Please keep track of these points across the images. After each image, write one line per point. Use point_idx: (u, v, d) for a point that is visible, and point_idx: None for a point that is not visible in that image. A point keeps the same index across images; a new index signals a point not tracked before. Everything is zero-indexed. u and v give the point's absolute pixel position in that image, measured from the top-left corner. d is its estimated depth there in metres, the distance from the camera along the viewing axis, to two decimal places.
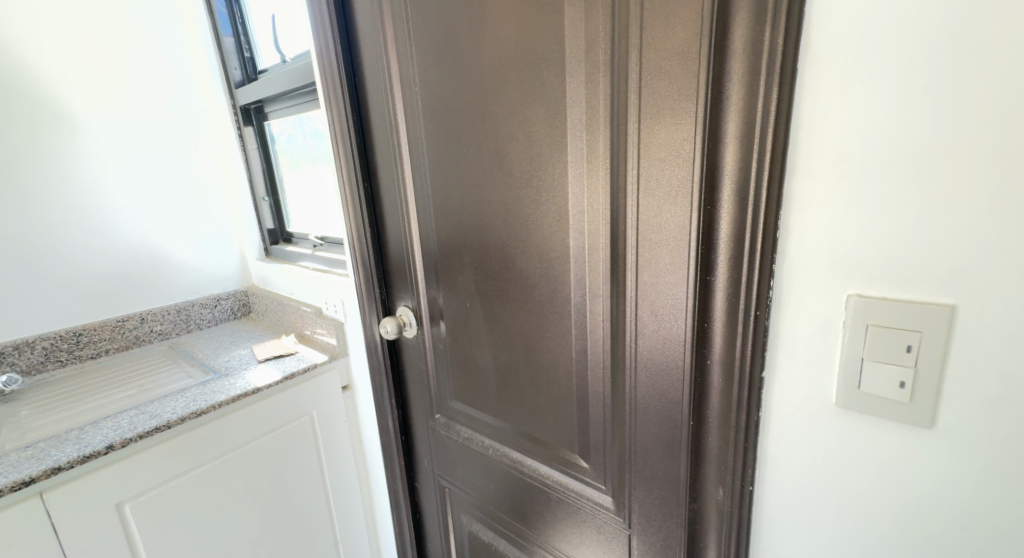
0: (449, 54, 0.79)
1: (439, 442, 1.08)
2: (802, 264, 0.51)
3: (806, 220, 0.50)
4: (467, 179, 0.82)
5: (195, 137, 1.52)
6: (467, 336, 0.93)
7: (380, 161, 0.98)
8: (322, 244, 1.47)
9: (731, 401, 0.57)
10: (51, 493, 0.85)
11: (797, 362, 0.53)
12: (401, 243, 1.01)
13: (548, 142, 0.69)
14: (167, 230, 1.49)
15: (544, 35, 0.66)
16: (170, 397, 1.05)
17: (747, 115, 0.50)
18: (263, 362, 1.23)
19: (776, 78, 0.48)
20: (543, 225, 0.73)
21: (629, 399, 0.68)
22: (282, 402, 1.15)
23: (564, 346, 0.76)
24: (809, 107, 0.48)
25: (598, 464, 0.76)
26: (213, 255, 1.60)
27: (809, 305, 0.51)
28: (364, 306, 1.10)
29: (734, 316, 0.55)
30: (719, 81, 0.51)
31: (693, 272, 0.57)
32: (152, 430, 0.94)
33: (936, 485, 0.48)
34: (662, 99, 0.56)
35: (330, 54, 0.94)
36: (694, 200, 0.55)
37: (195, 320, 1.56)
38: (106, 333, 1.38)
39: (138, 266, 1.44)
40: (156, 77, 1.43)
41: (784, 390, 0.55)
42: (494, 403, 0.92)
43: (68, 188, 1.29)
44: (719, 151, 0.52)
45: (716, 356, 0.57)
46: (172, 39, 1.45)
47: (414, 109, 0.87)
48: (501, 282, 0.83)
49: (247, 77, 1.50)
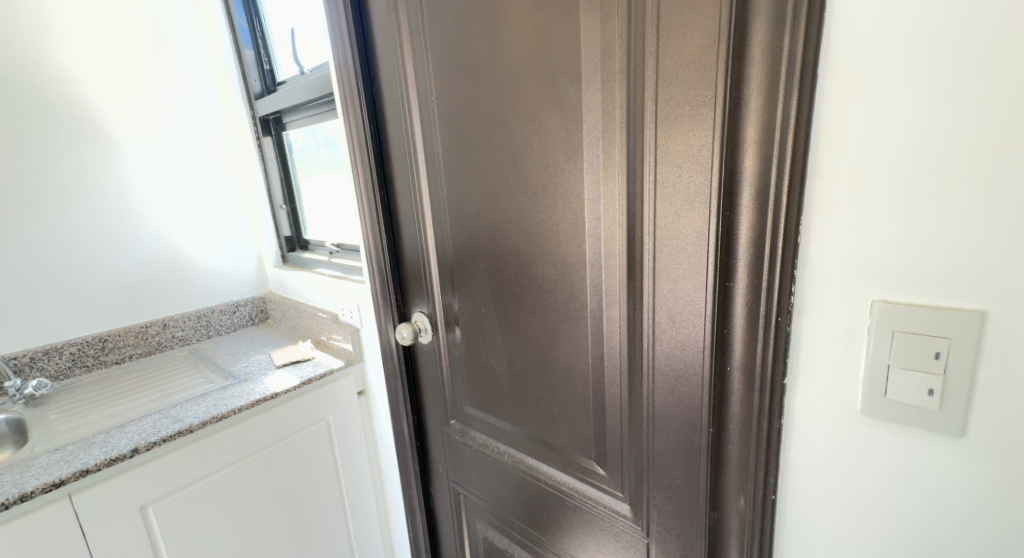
0: (465, 62, 0.79)
1: (454, 448, 1.08)
2: (823, 269, 0.50)
3: (827, 224, 0.49)
4: (482, 185, 0.83)
5: (215, 145, 1.56)
6: (481, 341, 0.93)
7: (395, 169, 0.99)
8: (338, 251, 1.49)
9: (752, 408, 0.56)
10: (79, 495, 0.87)
11: (820, 368, 0.52)
12: (416, 250, 1.01)
13: (564, 148, 0.70)
14: (189, 238, 1.52)
15: (560, 43, 0.66)
16: (191, 402, 1.07)
17: (766, 121, 0.50)
18: (281, 367, 1.24)
19: (795, 83, 0.48)
20: (560, 231, 0.74)
21: (647, 405, 0.68)
22: (299, 407, 1.16)
23: (580, 352, 0.76)
24: (829, 112, 0.47)
25: (616, 471, 0.76)
26: (232, 262, 1.63)
27: (832, 312, 0.51)
28: (379, 312, 1.11)
29: (756, 322, 0.54)
30: (737, 87, 0.51)
31: (712, 279, 0.56)
32: (174, 434, 0.96)
33: (967, 494, 0.46)
34: (679, 104, 0.56)
35: (348, 63, 0.95)
36: (712, 205, 0.55)
37: (215, 326, 1.59)
38: (130, 339, 1.41)
39: (159, 273, 1.47)
40: (179, 88, 1.47)
41: (807, 397, 0.54)
42: (509, 409, 0.92)
43: (95, 198, 1.33)
44: (738, 156, 0.52)
45: (736, 364, 0.57)
46: (195, 52, 1.49)
47: (431, 120, 0.88)
48: (515, 288, 0.83)
49: (267, 89, 1.53)
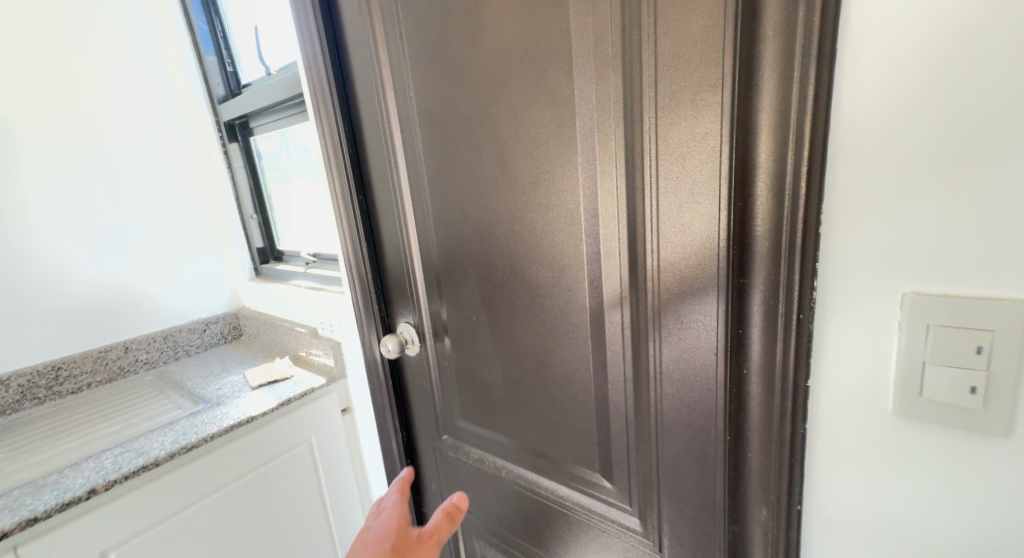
0: (445, 54, 0.74)
1: (447, 464, 1.02)
2: (848, 261, 0.47)
3: (850, 212, 0.46)
4: (468, 186, 0.78)
5: (175, 154, 1.47)
6: (474, 350, 0.88)
7: (374, 171, 0.93)
8: (315, 261, 1.41)
9: (774, 413, 0.52)
10: (28, 546, 0.78)
11: (845, 368, 0.49)
12: (399, 257, 0.96)
13: (556, 143, 0.65)
14: (150, 255, 1.43)
15: (548, 30, 0.62)
16: (157, 432, 0.99)
17: (782, 103, 0.46)
18: (257, 388, 1.17)
19: (812, 60, 0.44)
20: (555, 231, 0.69)
21: (656, 412, 0.64)
22: (278, 430, 1.08)
23: (580, 359, 0.71)
24: (850, 90, 0.44)
25: (622, 483, 0.72)
26: (200, 278, 1.54)
27: (857, 306, 0.47)
28: (363, 324, 1.05)
29: (774, 320, 0.50)
30: (748, 67, 0.47)
31: (725, 276, 0.53)
32: (137, 471, 0.87)
33: (1013, 496, 0.43)
34: (683, 89, 0.52)
35: (317, 60, 0.89)
36: (724, 197, 0.51)
37: (183, 347, 1.49)
38: (87, 366, 1.31)
39: (119, 293, 1.37)
40: (133, 94, 1.37)
41: (832, 399, 0.50)
42: (505, 421, 0.87)
43: (43, 214, 1.23)
44: (752, 142, 0.48)
45: (754, 366, 0.53)
46: (150, 55, 1.40)
47: (410, 119, 0.83)
48: (508, 293, 0.78)
49: (230, 92, 1.45)
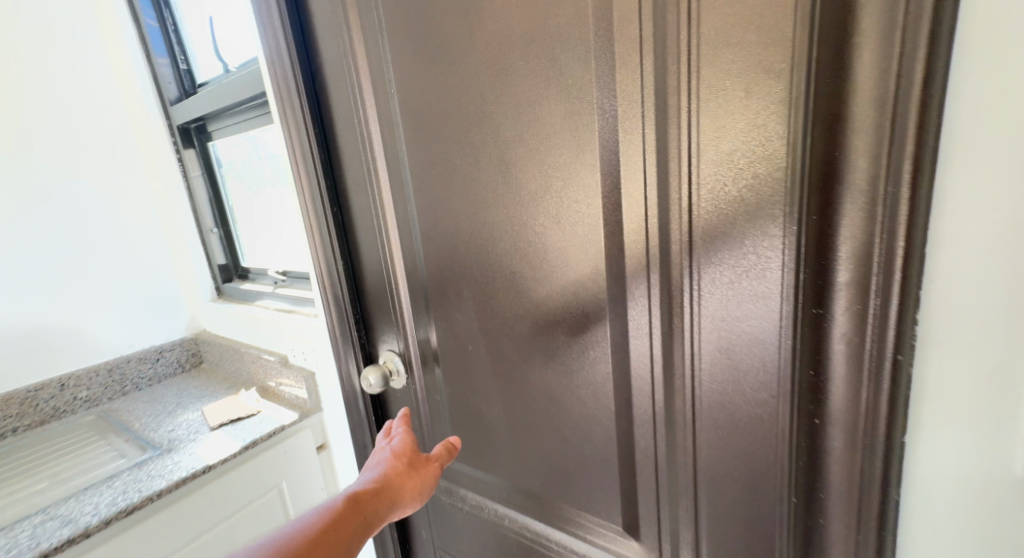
0: (433, 43, 0.63)
1: (439, 510, 0.90)
2: (962, 287, 0.37)
3: (966, 228, 0.37)
4: (462, 197, 0.67)
5: (121, 162, 1.30)
6: (471, 384, 0.76)
7: (349, 180, 0.81)
8: (284, 280, 1.27)
9: (859, 475, 0.42)
10: None
11: (954, 419, 0.39)
12: (381, 277, 0.83)
13: (570, 146, 0.55)
14: (91, 278, 1.26)
15: (559, 10, 0.51)
16: (92, 491, 0.83)
17: (879, 91, 0.36)
18: (217, 428, 1.02)
19: (919, 35, 0.34)
20: (569, 249, 0.58)
21: (699, 465, 0.54)
22: (240, 478, 0.94)
23: (599, 398, 0.61)
24: (971, 73, 0.35)
25: (651, 542, 0.61)
26: (154, 300, 1.38)
27: (971, 344, 0.38)
28: (340, 353, 0.92)
29: (863, 363, 0.40)
30: (835, 47, 0.38)
31: (797, 305, 0.43)
32: (59, 546, 0.73)
33: None
34: (741, 75, 0.42)
35: (280, 51, 0.76)
36: (797, 209, 0.41)
37: (132, 380, 1.33)
38: (13, 409, 1.14)
39: (52, 323, 1.20)
40: (68, 93, 1.21)
41: (935, 456, 0.41)
42: (508, 466, 0.75)
43: None
44: (837, 142, 0.39)
45: (833, 418, 0.43)
46: (89, 49, 1.24)
47: (391, 118, 0.71)
48: (510, 321, 0.67)
49: (185, 92, 1.32)
